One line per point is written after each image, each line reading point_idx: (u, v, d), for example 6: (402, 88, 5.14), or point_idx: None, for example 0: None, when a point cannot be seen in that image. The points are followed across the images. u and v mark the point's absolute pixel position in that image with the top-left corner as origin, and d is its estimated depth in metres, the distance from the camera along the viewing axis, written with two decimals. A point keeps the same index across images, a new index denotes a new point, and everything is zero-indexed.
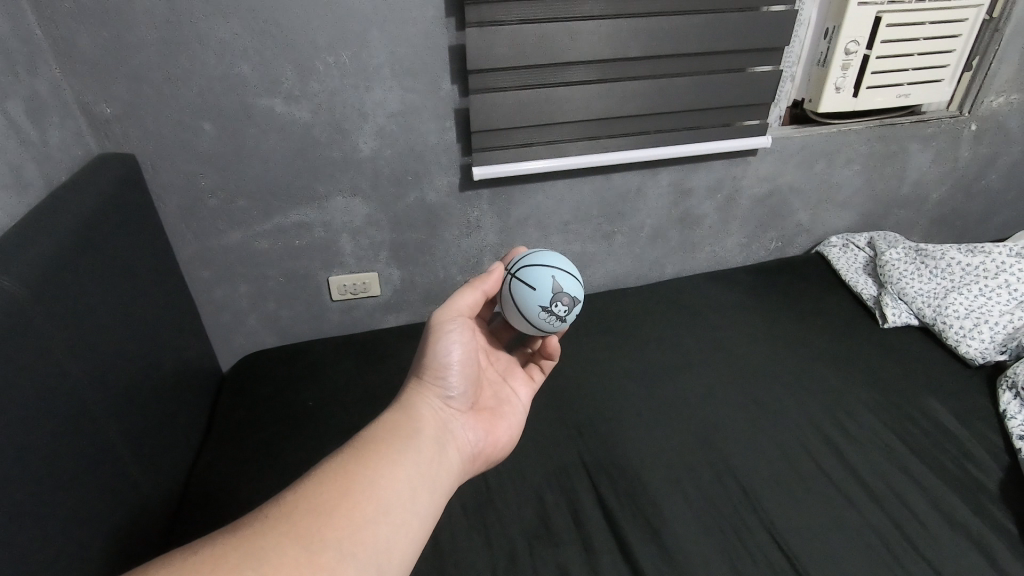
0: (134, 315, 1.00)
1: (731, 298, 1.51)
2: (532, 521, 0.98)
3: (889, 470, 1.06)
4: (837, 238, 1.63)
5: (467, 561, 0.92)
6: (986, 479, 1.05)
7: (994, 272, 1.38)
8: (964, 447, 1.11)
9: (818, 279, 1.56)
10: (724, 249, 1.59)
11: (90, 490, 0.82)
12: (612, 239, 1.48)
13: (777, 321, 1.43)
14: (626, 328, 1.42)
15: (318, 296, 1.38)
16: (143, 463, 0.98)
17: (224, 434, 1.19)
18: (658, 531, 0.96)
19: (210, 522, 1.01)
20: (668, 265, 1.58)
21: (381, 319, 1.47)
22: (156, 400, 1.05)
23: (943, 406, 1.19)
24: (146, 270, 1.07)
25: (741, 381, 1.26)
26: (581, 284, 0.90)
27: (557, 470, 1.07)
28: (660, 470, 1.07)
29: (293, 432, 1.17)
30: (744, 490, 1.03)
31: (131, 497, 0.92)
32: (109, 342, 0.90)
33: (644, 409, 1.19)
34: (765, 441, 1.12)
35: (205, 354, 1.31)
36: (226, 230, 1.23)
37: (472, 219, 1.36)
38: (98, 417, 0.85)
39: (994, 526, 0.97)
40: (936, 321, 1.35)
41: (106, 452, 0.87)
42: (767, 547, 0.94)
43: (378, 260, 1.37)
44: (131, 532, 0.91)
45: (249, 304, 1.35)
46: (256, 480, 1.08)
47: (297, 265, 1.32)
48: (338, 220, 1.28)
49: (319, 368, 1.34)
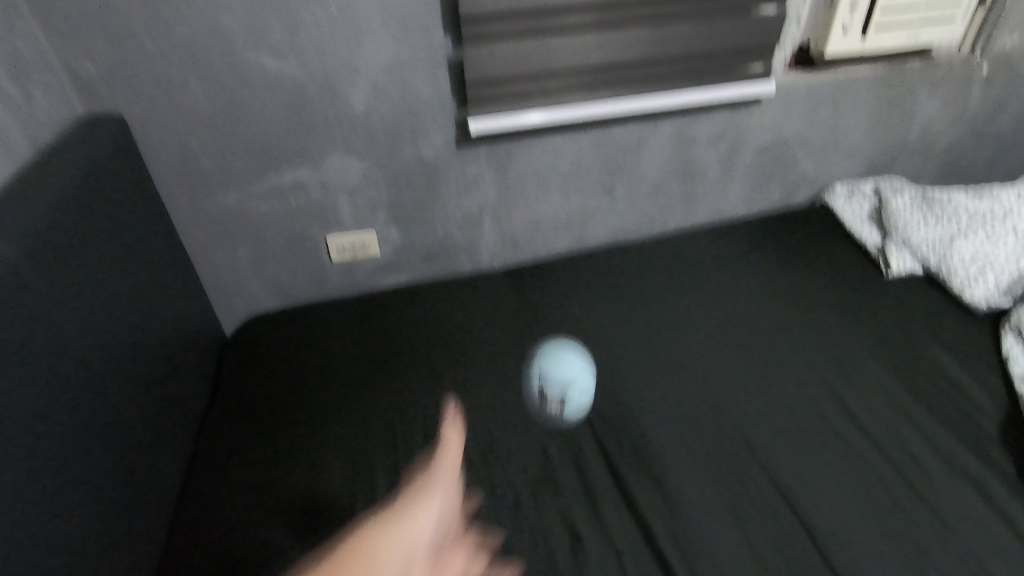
0: (131, 278, 0.99)
1: (735, 249, 1.49)
2: (538, 472, 1.00)
3: (890, 415, 1.08)
4: (842, 187, 1.57)
5: (473, 511, 0.95)
6: (985, 422, 1.06)
7: (1002, 217, 1.30)
8: (965, 392, 1.11)
9: (822, 228, 1.53)
10: (727, 201, 1.56)
11: (91, 461, 0.82)
12: (613, 194, 1.46)
13: (780, 272, 1.41)
14: (628, 282, 1.40)
15: (317, 257, 1.37)
16: (149, 422, 1.00)
17: (230, 396, 1.19)
18: (660, 481, 0.98)
19: (222, 481, 1.03)
20: (669, 219, 1.55)
21: (381, 280, 1.46)
22: (160, 362, 1.06)
23: (947, 352, 1.19)
24: (143, 237, 1.06)
25: (743, 333, 1.25)
26: (573, 380, 1.06)
27: (562, 423, 1.08)
28: (662, 422, 1.07)
29: (299, 392, 1.18)
30: (746, 440, 1.04)
31: (137, 455, 0.95)
32: (107, 305, 0.90)
33: (646, 363, 1.19)
34: (768, 393, 1.12)
35: (207, 319, 1.32)
36: (220, 192, 1.22)
37: (471, 176, 1.33)
38: (97, 383, 0.85)
39: (990, 467, 0.98)
40: (941, 269, 1.33)
41: (109, 418, 0.88)
42: (769, 496, 0.95)
43: (376, 220, 1.35)
44: (135, 504, 0.92)
45: (249, 267, 1.34)
46: (265, 439, 1.10)
47: (295, 226, 1.31)
48: (334, 179, 1.26)
49: (321, 327, 1.33)
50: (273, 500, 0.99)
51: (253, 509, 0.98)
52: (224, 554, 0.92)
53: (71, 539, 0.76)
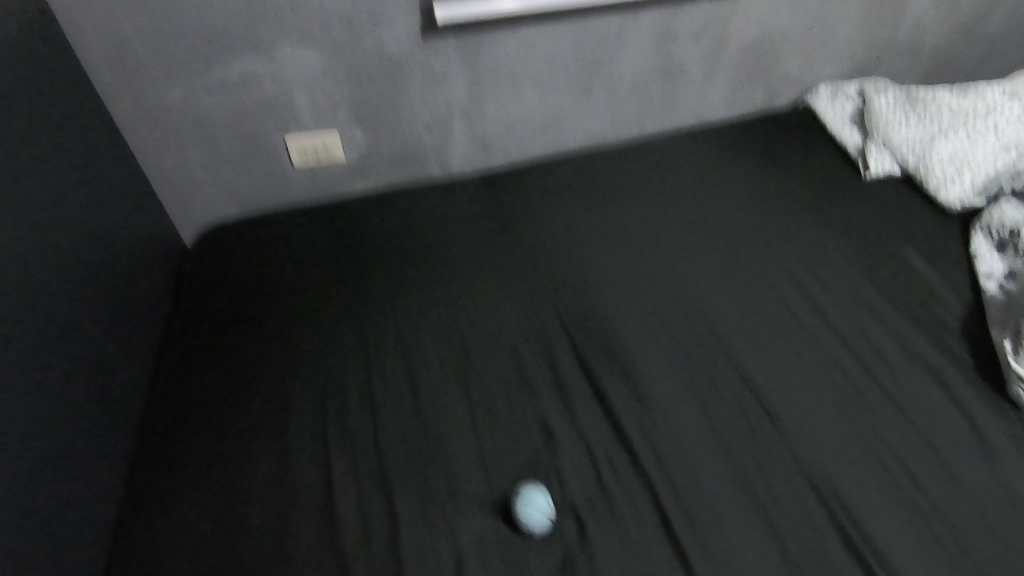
0: (66, 172, 0.92)
1: (715, 153, 1.44)
2: (511, 372, 1.00)
3: (857, 312, 1.09)
4: (826, 87, 1.51)
5: (446, 409, 0.95)
6: (948, 317, 1.08)
7: (984, 114, 1.28)
8: (932, 288, 1.12)
9: (804, 131, 1.49)
10: (708, 104, 1.50)
11: (43, 359, 0.80)
12: (590, 93, 1.38)
13: (759, 175, 1.38)
14: (605, 186, 1.36)
15: (277, 161, 1.29)
16: (105, 325, 0.97)
17: (192, 304, 1.14)
18: (632, 379, 0.98)
19: (187, 385, 1.00)
20: (649, 124, 1.49)
21: (347, 188, 1.38)
22: (110, 265, 1.01)
23: (917, 251, 1.20)
24: (75, 132, 0.98)
25: (719, 236, 1.24)
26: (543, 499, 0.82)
27: (536, 324, 1.07)
28: (635, 322, 1.07)
29: (264, 297, 1.13)
30: (717, 338, 1.04)
31: (94, 355, 0.92)
32: (37, 200, 0.84)
33: (621, 267, 1.17)
34: (740, 293, 1.12)
35: (163, 227, 1.25)
36: (162, 85, 1.12)
37: (438, 71, 1.24)
38: (35, 286, 0.81)
39: (949, 357, 1.01)
40: (919, 169, 1.31)
41: (58, 315, 0.85)
42: (736, 387, 0.97)
43: (338, 119, 1.26)
44: (97, 404, 0.91)
45: (203, 172, 1.26)
46: (229, 343, 1.06)
47: (250, 126, 1.22)
48: (289, 72, 1.17)
49: (286, 234, 1.27)
50: (240, 402, 0.97)
51: (219, 411, 0.96)
52: (194, 452, 0.92)
53: (31, 438, 0.75)
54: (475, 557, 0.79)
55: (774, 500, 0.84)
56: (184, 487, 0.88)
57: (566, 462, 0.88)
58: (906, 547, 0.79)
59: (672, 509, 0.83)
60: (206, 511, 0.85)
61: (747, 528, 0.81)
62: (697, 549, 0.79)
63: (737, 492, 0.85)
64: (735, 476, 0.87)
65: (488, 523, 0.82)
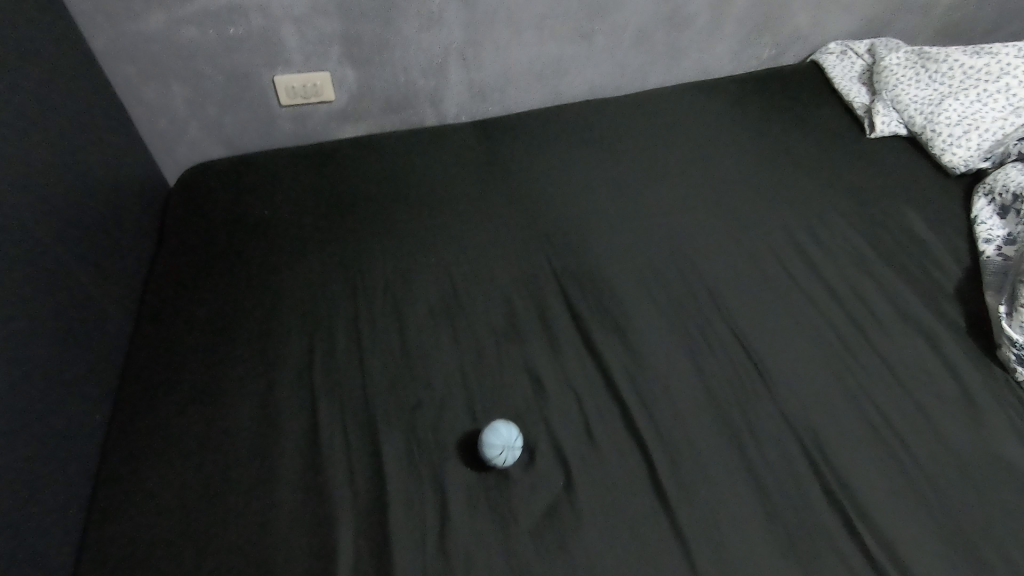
0: (33, 100, 0.88)
1: (717, 107, 1.40)
2: (500, 322, 0.99)
3: (852, 272, 1.08)
4: (836, 45, 1.50)
5: (434, 356, 0.94)
6: (944, 280, 1.07)
7: (996, 75, 1.25)
8: (930, 251, 1.11)
9: (809, 88, 1.45)
10: (713, 57, 1.46)
11: (11, 291, 0.77)
12: (592, 40, 1.33)
13: (761, 132, 1.35)
14: (603, 138, 1.32)
15: (264, 99, 1.24)
16: (80, 261, 0.94)
17: (176, 246, 1.11)
18: (623, 332, 0.97)
19: (170, 327, 0.98)
20: (651, 75, 1.45)
21: (338, 131, 1.34)
22: (85, 200, 0.98)
23: (916, 213, 1.18)
24: (44, 57, 0.92)
25: (717, 192, 1.21)
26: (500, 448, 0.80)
27: (528, 275, 1.05)
28: (628, 275, 1.06)
29: (250, 240, 1.10)
30: (711, 293, 1.03)
31: (68, 291, 0.90)
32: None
33: (617, 220, 1.15)
34: (736, 249, 1.11)
35: (143, 165, 1.21)
36: (141, 13, 1.06)
37: (434, 10, 1.19)
38: (0, 218, 0.77)
39: (942, 320, 1.01)
40: (925, 130, 1.28)
41: (27, 247, 0.82)
42: (727, 343, 0.96)
43: (329, 57, 1.21)
44: (72, 341, 0.89)
45: (187, 108, 1.21)
46: (214, 287, 1.03)
47: (235, 61, 1.16)
48: (276, 4, 1.11)
49: (274, 176, 1.23)
50: (225, 346, 0.95)
51: (204, 353, 0.94)
52: (179, 392, 0.90)
53: (1, 372, 0.73)
54: (458, 499, 0.79)
55: (759, 451, 0.84)
56: (167, 427, 0.87)
57: (553, 410, 0.88)
58: (887, 500, 0.80)
59: (658, 459, 0.83)
60: (191, 450, 0.84)
61: (730, 479, 0.81)
62: (679, 497, 0.79)
63: (722, 443, 0.85)
64: (721, 428, 0.87)
65: (473, 472, 0.81)
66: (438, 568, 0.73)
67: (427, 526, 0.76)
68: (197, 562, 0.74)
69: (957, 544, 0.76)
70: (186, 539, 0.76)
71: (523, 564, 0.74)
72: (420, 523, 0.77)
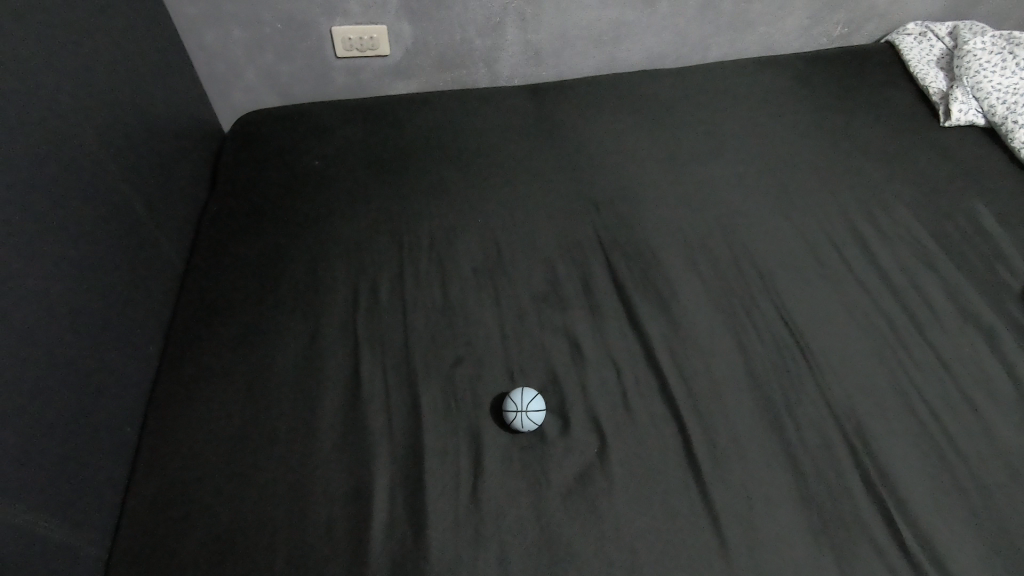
0: (97, 37, 0.90)
1: (781, 84, 1.35)
2: (542, 286, 0.98)
3: (913, 264, 1.03)
4: (915, 25, 1.42)
5: (475, 315, 0.94)
6: (1010, 279, 1.01)
7: None
8: (997, 247, 1.05)
9: (881, 68, 1.38)
10: (781, 31, 1.40)
11: (71, 220, 0.81)
12: (655, 7, 1.29)
13: (825, 111, 1.29)
14: (660, 108, 1.29)
15: (320, 50, 1.24)
16: (136, 198, 0.97)
17: (230, 189, 1.13)
18: (667, 305, 0.95)
19: (221, 269, 1.01)
20: (713, 47, 1.40)
21: (389, 86, 1.34)
22: (143, 139, 1.00)
23: (986, 207, 1.12)
24: None
25: (774, 171, 1.17)
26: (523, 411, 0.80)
27: (573, 242, 1.04)
28: (675, 248, 1.03)
29: (303, 189, 1.11)
30: (761, 274, 1.00)
31: (124, 226, 0.93)
32: (54, 57, 0.81)
33: (668, 192, 1.12)
34: (789, 230, 1.07)
35: (199, 109, 1.23)
36: None
37: None
38: (59, 150, 0.79)
39: (1003, 318, 0.96)
40: (1006, 120, 1.21)
41: (88, 180, 0.85)
42: (774, 325, 0.94)
43: (386, 10, 1.19)
44: (126, 274, 0.92)
45: (244, 55, 1.22)
46: (264, 232, 1.05)
47: (293, 9, 1.16)
48: None
49: (327, 128, 1.23)
50: (273, 290, 0.97)
51: (253, 296, 0.96)
52: (224, 342, 0.92)
53: (56, 296, 0.76)
54: (491, 457, 0.79)
55: (799, 436, 0.82)
56: (216, 364, 0.89)
57: (592, 378, 0.87)
58: (929, 497, 0.77)
59: (694, 437, 0.81)
60: (234, 396, 0.86)
61: (767, 461, 0.80)
62: (714, 477, 0.78)
63: (762, 425, 0.83)
64: (761, 409, 0.85)
65: (506, 433, 0.82)
66: (468, 521, 0.74)
67: (459, 482, 0.77)
68: (236, 506, 0.76)
69: (1002, 548, 0.73)
70: (224, 494, 0.77)
71: (553, 523, 0.74)
72: (453, 479, 0.77)
